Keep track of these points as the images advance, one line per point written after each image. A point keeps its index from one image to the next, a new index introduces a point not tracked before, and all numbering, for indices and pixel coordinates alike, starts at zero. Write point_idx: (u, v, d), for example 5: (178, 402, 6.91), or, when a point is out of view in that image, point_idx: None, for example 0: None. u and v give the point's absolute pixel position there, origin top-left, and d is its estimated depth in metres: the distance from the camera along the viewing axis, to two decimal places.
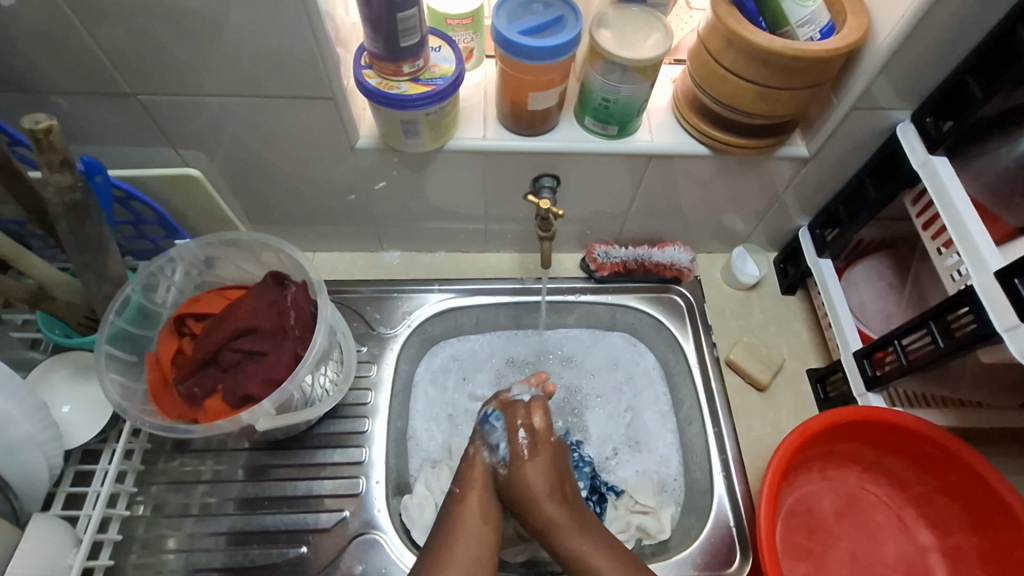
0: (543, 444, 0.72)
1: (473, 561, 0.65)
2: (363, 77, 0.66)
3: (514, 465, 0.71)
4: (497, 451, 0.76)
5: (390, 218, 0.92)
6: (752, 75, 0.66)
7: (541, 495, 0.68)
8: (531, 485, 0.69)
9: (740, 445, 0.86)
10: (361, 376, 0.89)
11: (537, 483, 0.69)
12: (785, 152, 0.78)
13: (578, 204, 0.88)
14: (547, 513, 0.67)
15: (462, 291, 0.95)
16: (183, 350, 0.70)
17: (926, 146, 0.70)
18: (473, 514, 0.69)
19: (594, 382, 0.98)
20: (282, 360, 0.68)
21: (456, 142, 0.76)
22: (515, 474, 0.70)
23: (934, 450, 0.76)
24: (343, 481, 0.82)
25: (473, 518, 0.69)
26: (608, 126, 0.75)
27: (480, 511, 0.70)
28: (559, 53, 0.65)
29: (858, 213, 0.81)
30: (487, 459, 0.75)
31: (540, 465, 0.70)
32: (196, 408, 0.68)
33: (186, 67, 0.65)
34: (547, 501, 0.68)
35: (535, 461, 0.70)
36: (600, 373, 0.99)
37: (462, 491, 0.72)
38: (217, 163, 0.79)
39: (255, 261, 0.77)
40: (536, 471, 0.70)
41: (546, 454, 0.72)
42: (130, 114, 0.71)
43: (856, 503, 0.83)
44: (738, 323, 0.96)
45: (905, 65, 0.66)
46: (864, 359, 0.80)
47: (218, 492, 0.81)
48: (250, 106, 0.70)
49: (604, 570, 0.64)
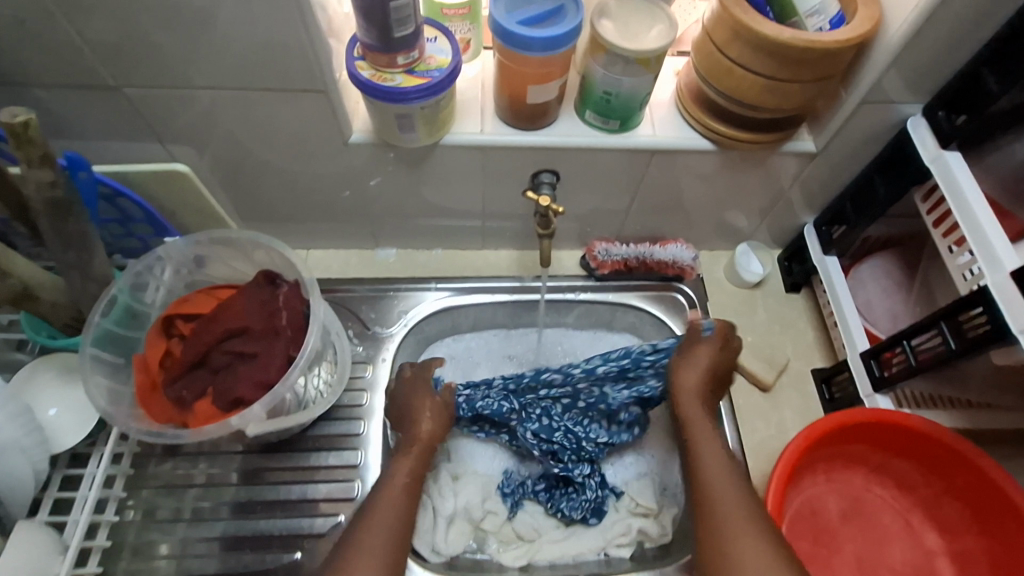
0: (708, 347, 0.75)
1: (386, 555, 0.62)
2: (355, 70, 0.64)
3: (683, 359, 0.75)
4: (433, 435, 0.75)
5: (385, 215, 0.90)
6: (759, 67, 0.64)
7: (688, 393, 0.73)
8: (688, 381, 0.73)
9: (743, 447, 0.85)
10: (356, 376, 0.87)
11: (691, 383, 0.73)
12: (791, 147, 0.76)
13: (579, 200, 0.86)
14: (688, 410, 0.72)
15: (459, 289, 0.93)
16: (172, 352, 0.68)
17: (937, 141, 0.67)
18: (396, 494, 0.68)
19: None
20: (274, 362, 0.66)
21: (452, 137, 0.73)
22: (673, 374, 0.75)
23: (942, 451, 0.74)
24: (338, 485, 0.80)
25: (392, 506, 0.66)
26: (610, 120, 0.72)
27: (401, 494, 0.68)
28: (558, 45, 0.62)
29: (865, 210, 0.79)
30: (438, 427, 0.76)
31: (699, 364, 0.74)
32: (186, 413, 0.66)
33: (172, 59, 0.62)
34: (695, 396, 0.73)
35: (703, 348, 0.75)
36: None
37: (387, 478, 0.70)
38: (207, 159, 0.77)
39: (247, 260, 0.75)
40: (702, 362, 0.74)
41: (700, 360, 0.74)
42: (115, 109, 0.68)
43: (862, 505, 0.81)
44: (741, 322, 0.94)
45: (916, 58, 0.64)
46: (872, 360, 0.78)
47: (211, 496, 0.79)
48: (241, 100, 0.68)
49: (707, 457, 0.68)
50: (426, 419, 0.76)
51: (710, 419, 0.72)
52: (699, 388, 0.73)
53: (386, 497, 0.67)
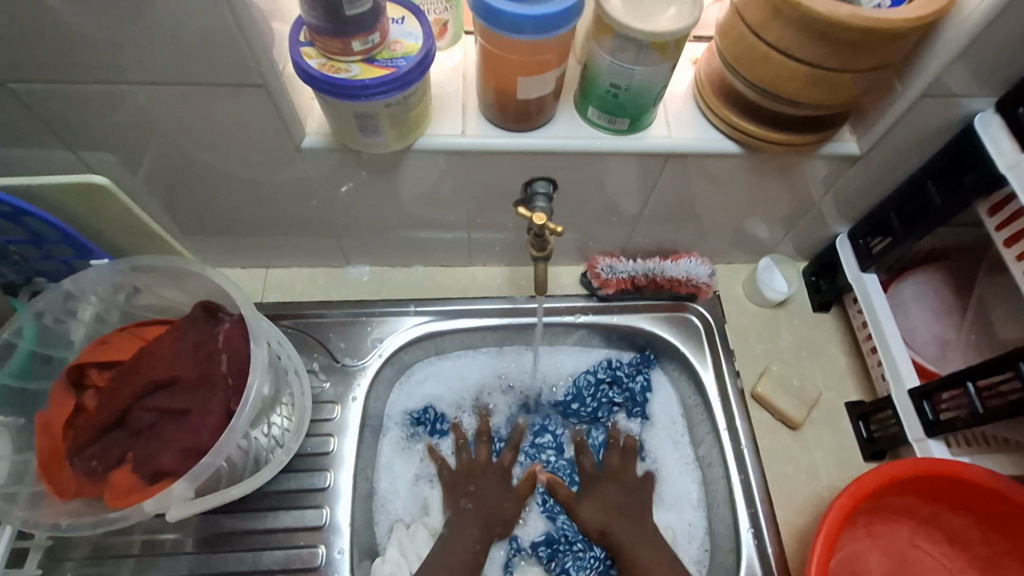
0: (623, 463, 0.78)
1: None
2: (301, 58, 0.51)
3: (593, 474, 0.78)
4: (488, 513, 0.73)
5: (353, 228, 0.77)
6: (803, 54, 0.52)
7: (616, 519, 0.74)
8: (605, 501, 0.75)
9: (771, 496, 0.74)
10: (323, 418, 0.74)
11: (611, 505, 0.75)
12: (832, 149, 0.64)
13: (579, 211, 0.74)
14: (615, 530, 0.73)
15: (442, 313, 0.81)
16: (85, 408, 0.56)
17: (1017, 145, 0.56)
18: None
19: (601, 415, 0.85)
20: (209, 422, 0.54)
21: (427, 141, 0.61)
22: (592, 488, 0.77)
23: (1005, 507, 0.63)
24: (300, 551, 0.68)
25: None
26: (617, 119, 0.60)
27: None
28: (555, 26, 0.50)
29: (916, 223, 0.68)
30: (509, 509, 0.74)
31: (615, 483, 0.77)
32: (100, 485, 0.54)
33: (68, 43, 0.49)
34: (617, 517, 0.74)
35: (611, 484, 0.77)
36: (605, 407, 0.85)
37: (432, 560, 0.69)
38: (133, 167, 0.64)
39: (181, 289, 0.62)
40: (614, 485, 0.77)
41: (617, 482, 0.77)
42: (9, 108, 0.55)
43: (909, 563, 0.70)
44: (764, 347, 0.83)
45: (994, 41, 0.52)
46: (924, 399, 0.67)
47: (149, 568, 0.67)
48: (164, 97, 0.55)
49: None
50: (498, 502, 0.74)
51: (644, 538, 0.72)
52: (624, 511, 0.74)
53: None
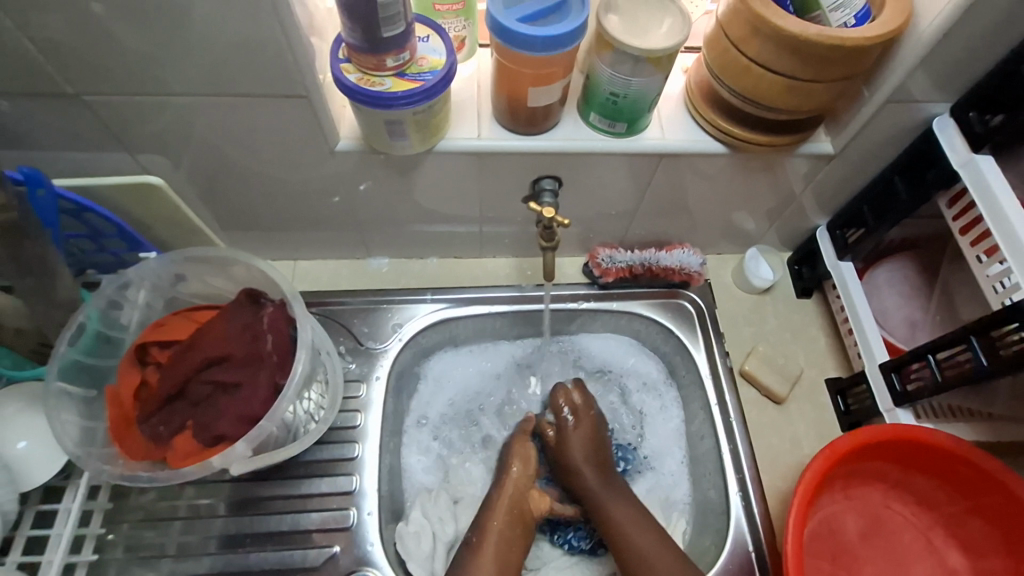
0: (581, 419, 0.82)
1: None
2: (341, 73, 0.58)
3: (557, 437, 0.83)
4: (520, 489, 0.78)
5: (376, 223, 0.85)
6: (779, 66, 0.59)
7: (586, 475, 0.78)
8: (573, 449, 0.80)
9: (757, 462, 0.81)
10: (350, 396, 0.82)
11: (578, 449, 0.80)
12: (808, 149, 0.71)
13: (581, 206, 0.81)
14: (588, 482, 0.78)
15: (457, 301, 0.88)
16: (148, 382, 0.64)
17: (969, 144, 0.63)
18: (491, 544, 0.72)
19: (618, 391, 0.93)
20: (259, 393, 0.61)
21: (447, 143, 0.68)
22: (561, 445, 0.81)
23: (968, 470, 0.71)
24: (333, 514, 0.76)
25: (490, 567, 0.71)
26: (616, 123, 0.68)
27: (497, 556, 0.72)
28: (561, 44, 0.57)
29: (885, 215, 0.75)
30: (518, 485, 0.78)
31: (581, 433, 0.81)
32: (164, 449, 0.62)
33: (139, 59, 0.56)
34: (584, 468, 0.79)
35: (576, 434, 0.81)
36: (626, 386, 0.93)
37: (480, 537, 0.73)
38: (181, 169, 0.71)
39: (227, 277, 0.70)
40: (576, 437, 0.81)
41: (580, 429, 0.82)
42: (78, 118, 0.63)
43: (882, 522, 0.78)
44: (751, 330, 0.90)
45: (947, 55, 0.59)
46: (892, 373, 0.74)
47: (197, 529, 0.74)
48: (215, 107, 0.62)
49: (632, 530, 0.73)
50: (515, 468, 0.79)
51: (617, 494, 0.77)
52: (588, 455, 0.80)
53: (480, 562, 0.71)
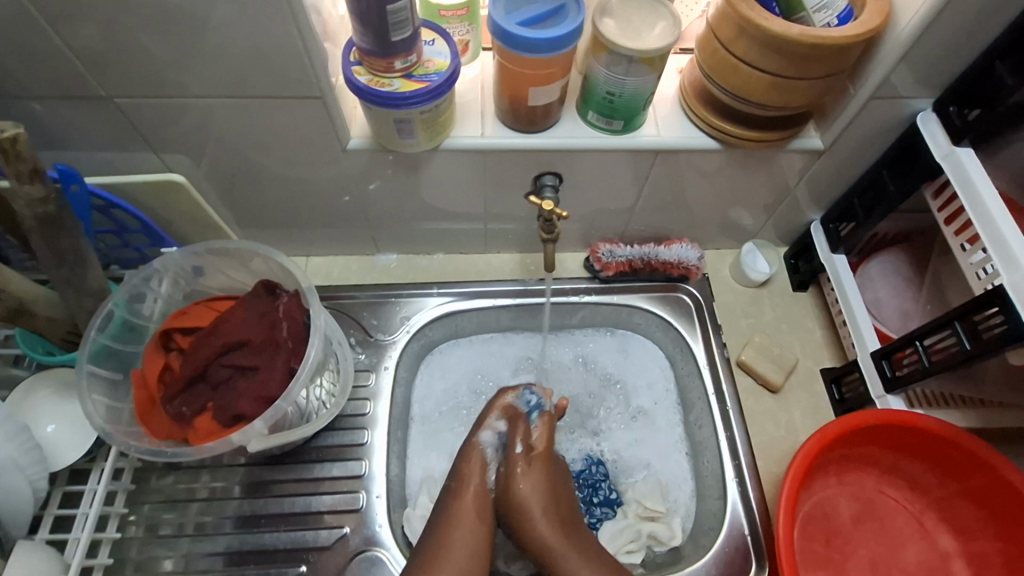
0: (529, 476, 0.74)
1: (468, 554, 0.70)
2: (352, 75, 0.62)
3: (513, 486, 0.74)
4: (493, 454, 0.78)
5: (385, 220, 0.88)
6: (765, 65, 0.62)
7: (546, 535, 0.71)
8: (525, 508, 0.72)
9: (753, 448, 0.84)
10: (360, 385, 0.85)
11: (535, 505, 0.72)
12: (798, 145, 0.74)
13: (581, 202, 0.84)
14: (551, 545, 0.71)
15: (462, 294, 0.92)
16: (171, 366, 0.68)
17: (949, 137, 0.66)
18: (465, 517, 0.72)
19: (630, 387, 0.94)
20: (276, 376, 0.65)
21: (452, 141, 0.72)
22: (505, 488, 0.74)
23: (956, 453, 0.73)
24: (343, 496, 0.79)
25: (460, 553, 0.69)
26: (613, 121, 0.71)
27: (474, 508, 0.74)
28: (560, 45, 0.61)
29: (875, 207, 0.78)
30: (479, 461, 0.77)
31: (534, 482, 0.74)
32: (187, 428, 0.66)
33: (167, 64, 0.60)
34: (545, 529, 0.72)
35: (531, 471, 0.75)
36: (639, 388, 0.94)
37: (459, 485, 0.75)
38: (203, 168, 0.76)
39: (245, 269, 0.74)
40: (529, 492, 0.73)
41: (530, 481, 0.74)
42: (108, 119, 0.67)
43: (875, 507, 0.80)
44: (748, 321, 0.93)
45: (928, 51, 0.62)
46: (883, 359, 0.77)
47: (214, 510, 0.78)
48: (235, 108, 0.67)
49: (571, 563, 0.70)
50: (486, 432, 0.78)
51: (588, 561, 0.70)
52: (552, 528, 0.72)
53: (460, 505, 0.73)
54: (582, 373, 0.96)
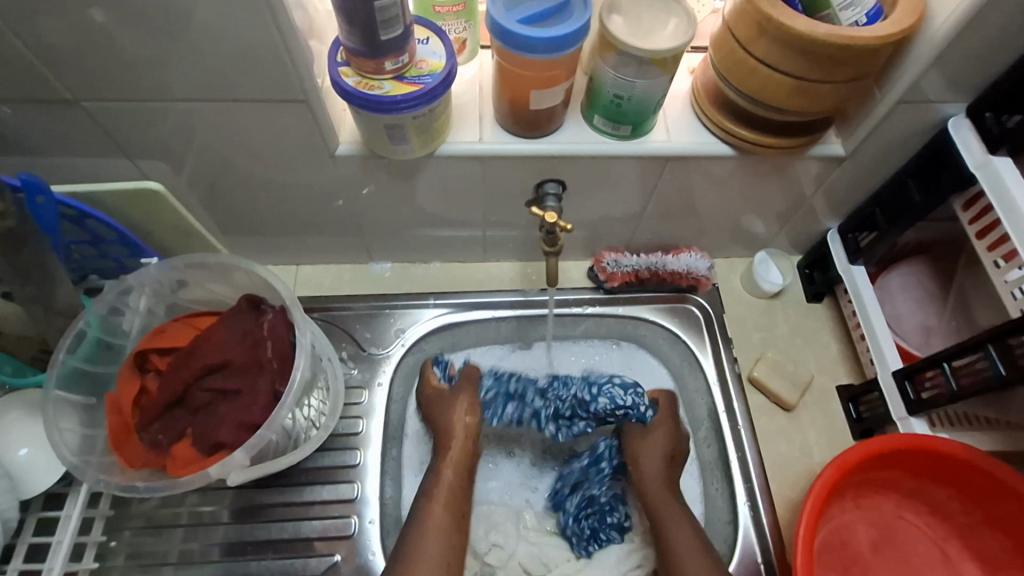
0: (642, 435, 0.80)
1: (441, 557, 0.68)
2: (339, 76, 0.57)
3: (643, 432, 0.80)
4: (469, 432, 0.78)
5: (378, 228, 0.84)
6: (787, 67, 0.57)
7: (656, 482, 0.76)
8: (648, 469, 0.78)
9: (766, 470, 0.79)
10: (352, 402, 0.81)
11: (653, 461, 0.78)
12: (818, 151, 0.69)
13: (586, 209, 0.80)
14: (648, 494, 0.76)
15: (459, 305, 0.87)
16: (148, 389, 0.64)
17: (985, 145, 0.62)
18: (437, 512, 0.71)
19: None
20: (259, 400, 0.61)
21: (448, 147, 0.67)
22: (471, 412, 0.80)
23: (984, 480, 0.69)
24: (334, 522, 0.75)
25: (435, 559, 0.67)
26: (621, 126, 0.66)
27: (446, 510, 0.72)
28: (565, 45, 0.56)
29: (898, 218, 0.73)
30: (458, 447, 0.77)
31: (660, 433, 0.79)
32: (164, 456, 0.62)
33: (136, 64, 0.56)
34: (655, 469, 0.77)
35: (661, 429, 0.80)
36: None
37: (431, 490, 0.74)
38: (182, 175, 0.71)
39: (228, 283, 0.70)
40: (658, 441, 0.79)
41: (660, 431, 0.80)
42: (78, 124, 0.62)
43: (894, 534, 0.76)
44: (761, 335, 0.88)
45: (963, 52, 0.57)
46: (906, 380, 0.72)
47: (199, 536, 0.74)
48: (215, 112, 0.62)
49: (667, 516, 0.73)
50: (460, 413, 0.79)
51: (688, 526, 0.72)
52: (662, 477, 0.77)
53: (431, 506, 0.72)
54: None
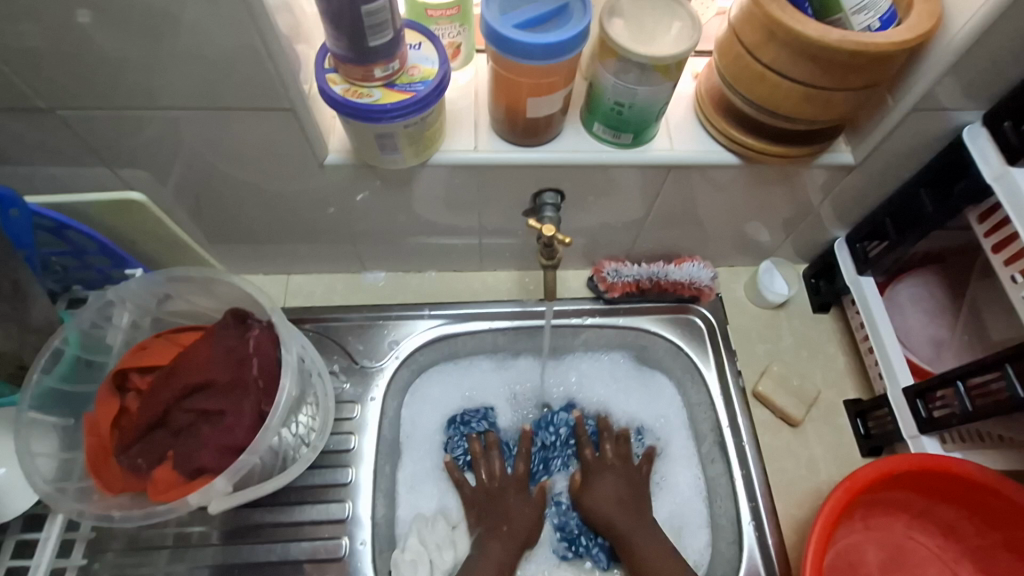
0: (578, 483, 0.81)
1: None
2: (327, 84, 0.55)
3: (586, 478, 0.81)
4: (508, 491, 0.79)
5: (370, 236, 0.81)
6: (796, 74, 0.55)
7: (614, 516, 0.76)
8: (604, 503, 0.78)
9: (771, 488, 0.77)
10: (344, 418, 0.79)
11: (606, 502, 0.77)
12: (826, 160, 0.67)
13: (585, 219, 0.77)
14: (617, 523, 0.76)
15: (454, 317, 0.84)
16: (128, 409, 0.61)
17: (1003, 156, 0.59)
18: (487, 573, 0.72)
19: (636, 417, 0.88)
20: (244, 421, 0.58)
21: (442, 156, 0.64)
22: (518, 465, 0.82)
23: (998, 503, 0.66)
24: (325, 543, 0.72)
25: None
26: (622, 134, 0.64)
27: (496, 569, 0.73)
28: (564, 51, 0.53)
29: (910, 228, 0.71)
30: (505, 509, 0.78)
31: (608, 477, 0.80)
32: (144, 480, 0.59)
33: (111, 71, 0.53)
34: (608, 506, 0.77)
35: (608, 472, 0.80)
36: (646, 418, 0.87)
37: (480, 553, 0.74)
38: (165, 183, 0.68)
39: (213, 296, 0.67)
40: (608, 484, 0.79)
41: (605, 478, 0.80)
42: (53, 132, 0.60)
43: (904, 555, 0.73)
44: (766, 347, 0.86)
45: (980, 58, 0.54)
46: (917, 398, 0.70)
47: (184, 558, 0.71)
48: (197, 120, 0.59)
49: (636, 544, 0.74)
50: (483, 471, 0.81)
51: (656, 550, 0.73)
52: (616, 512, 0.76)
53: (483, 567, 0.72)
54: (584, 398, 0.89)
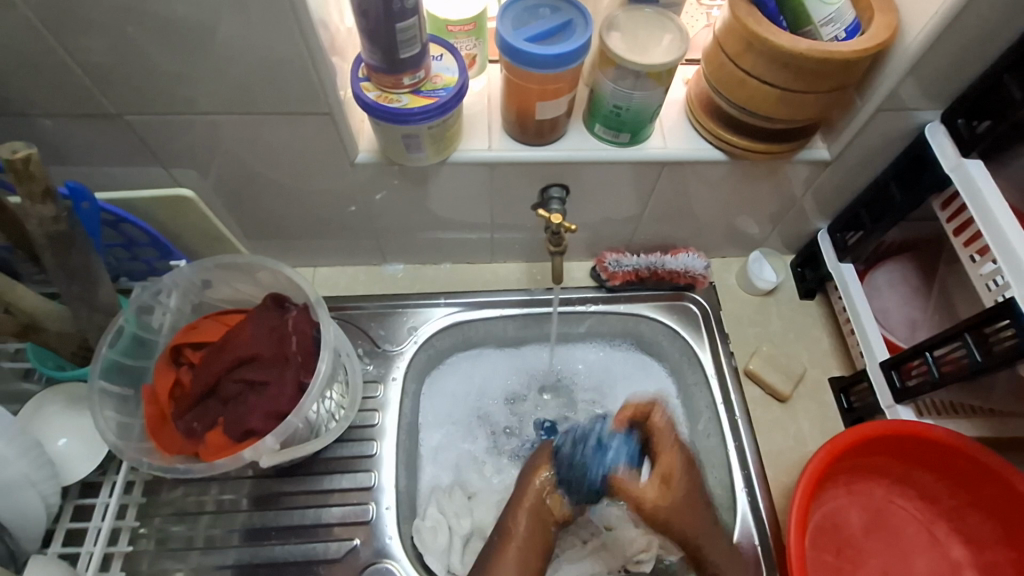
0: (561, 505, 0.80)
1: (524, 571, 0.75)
2: (361, 91, 0.62)
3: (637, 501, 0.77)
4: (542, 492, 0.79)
5: (391, 231, 0.88)
6: (773, 79, 0.62)
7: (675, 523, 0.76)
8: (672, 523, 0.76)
9: (762, 458, 0.84)
10: (368, 396, 0.86)
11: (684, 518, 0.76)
12: (805, 155, 0.74)
13: (588, 212, 0.84)
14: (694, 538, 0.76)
15: (468, 304, 0.92)
16: (181, 381, 0.70)
17: (958, 149, 0.66)
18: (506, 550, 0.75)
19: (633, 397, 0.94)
20: (286, 390, 0.66)
21: (460, 155, 0.72)
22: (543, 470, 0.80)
23: (969, 464, 0.73)
24: (353, 508, 0.79)
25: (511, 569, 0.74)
26: (621, 134, 0.71)
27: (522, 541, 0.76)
28: (568, 61, 0.61)
29: (883, 217, 0.78)
30: (530, 498, 0.78)
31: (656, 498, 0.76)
32: (198, 443, 0.67)
33: (173, 81, 0.61)
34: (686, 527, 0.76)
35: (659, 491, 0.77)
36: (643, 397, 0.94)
37: (508, 529, 0.77)
38: (210, 181, 0.76)
39: (254, 282, 0.74)
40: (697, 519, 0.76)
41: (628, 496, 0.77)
42: (117, 135, 0.67)
43: (885, 517, 0.80)
44: (756, 330, 0.93)
45: (935, 64, 0.62)
46: (892, 370, 0.77)
47: (223, 523, 0.78)
48: (243, 123, 0.67)
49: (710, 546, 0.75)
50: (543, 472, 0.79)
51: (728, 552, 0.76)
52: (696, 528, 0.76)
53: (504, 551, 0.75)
54: (585, 379, 0.96)
